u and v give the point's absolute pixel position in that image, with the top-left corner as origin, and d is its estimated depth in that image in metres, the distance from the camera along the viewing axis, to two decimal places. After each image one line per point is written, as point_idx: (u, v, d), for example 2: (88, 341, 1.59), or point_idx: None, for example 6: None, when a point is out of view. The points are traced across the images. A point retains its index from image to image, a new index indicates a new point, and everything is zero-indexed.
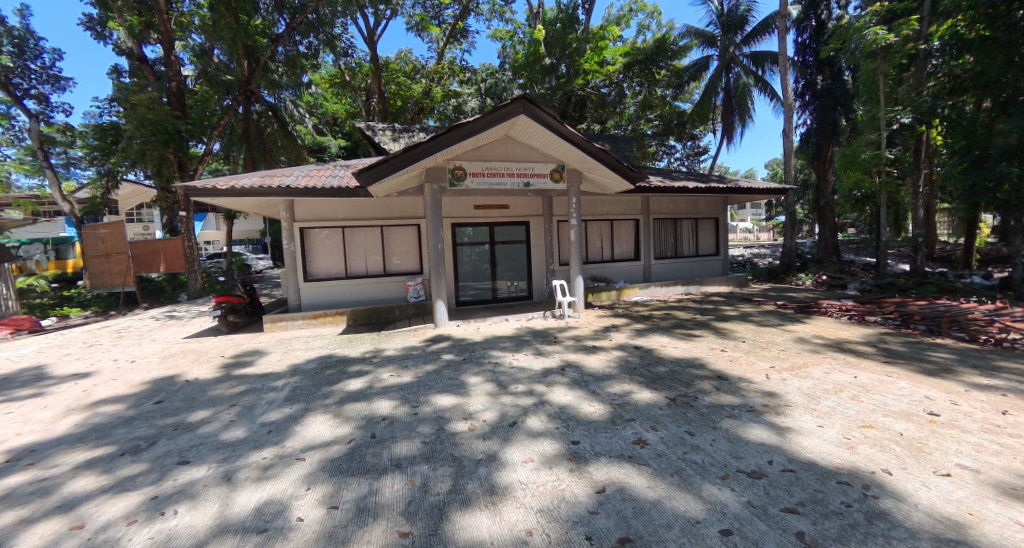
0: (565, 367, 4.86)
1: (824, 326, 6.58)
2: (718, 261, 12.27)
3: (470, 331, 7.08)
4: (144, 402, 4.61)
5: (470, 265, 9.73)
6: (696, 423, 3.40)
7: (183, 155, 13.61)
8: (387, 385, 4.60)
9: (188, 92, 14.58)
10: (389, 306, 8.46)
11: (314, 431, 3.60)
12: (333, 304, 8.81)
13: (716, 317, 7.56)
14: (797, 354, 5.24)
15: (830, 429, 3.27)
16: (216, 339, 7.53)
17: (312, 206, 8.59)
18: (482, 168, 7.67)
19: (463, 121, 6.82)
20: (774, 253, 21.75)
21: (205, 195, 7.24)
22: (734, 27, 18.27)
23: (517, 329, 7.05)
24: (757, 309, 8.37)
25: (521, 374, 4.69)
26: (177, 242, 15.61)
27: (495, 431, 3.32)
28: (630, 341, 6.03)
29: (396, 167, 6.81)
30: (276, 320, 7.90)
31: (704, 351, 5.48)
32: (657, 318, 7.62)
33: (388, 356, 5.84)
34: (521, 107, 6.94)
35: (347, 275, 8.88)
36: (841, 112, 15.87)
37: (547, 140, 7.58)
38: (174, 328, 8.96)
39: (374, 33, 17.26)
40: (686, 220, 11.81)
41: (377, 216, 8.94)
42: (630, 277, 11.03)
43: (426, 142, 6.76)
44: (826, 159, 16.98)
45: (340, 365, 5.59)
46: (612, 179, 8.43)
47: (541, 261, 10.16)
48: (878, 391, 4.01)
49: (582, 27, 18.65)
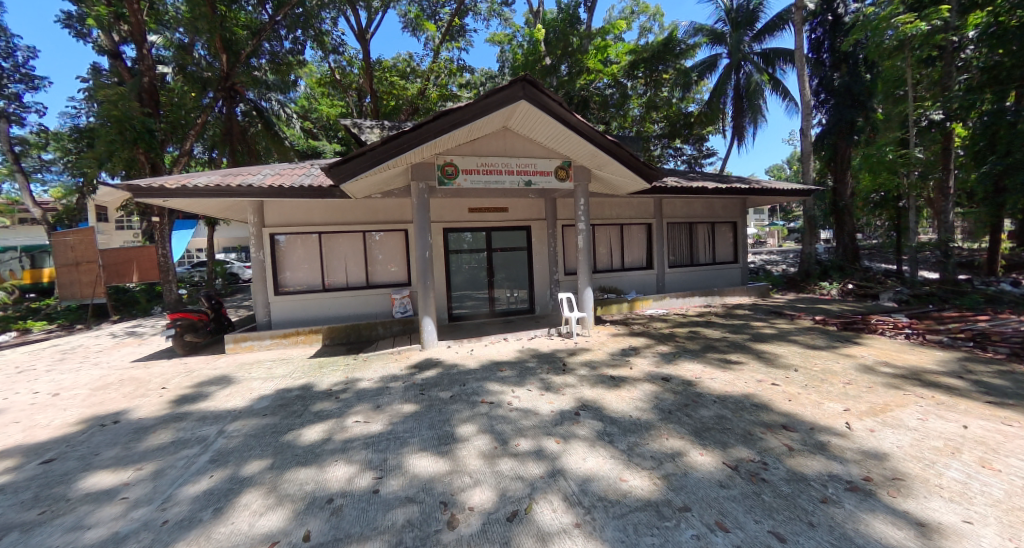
0: (580, 410, 3.79)
1: (884, 350, 5.53)
2: (737, 269, 11.24)
3: (463, 354, 6.03)
4: (27, 459, 3.48)
5: (466, 275, 8.69)
6: (784, 515, 2.31)
7: (155, 156, 12.48)
8: (351, 437, 3.49)
9: (164, 89, 13.51)
10: (371, 323, 7.39)
11: (230, 519, 2.47)
12: (307, 321, 7.72)
13: (751, 337, 6.49)
14: (872, 390, 4.17)
15: (986, 527, 2.18)
16: (167, 364, 6.42)
17: (283, 210, 7.55)
18: (477, 164, 6.64)
19: (454, 107, 5.76)
20: (786, 260, 20.79)
21: (153, 196, 6.21)
22: (745, 22, 17.39)
23: (519, 352, 5.98)
24: (794, 325, 7.33)
25: (525, 420, 3.61)
26: (151, 250, 14.66)
27: (487, 532, 2.21)
28: (658, 370, 4.95)
29: (374, 161, 5.75)
30: (240, 340, 6.82)
31: (752, 384, 4.41)
32: (683, 338, 6.55)
33: (361, 389, 4.74)
34: (522, 90, 5.90)
35: (324, 287, 7.83)
36: (859, 110, 15.06)
37: (551, 132, 6.55)
38: (127, 349, 7.85)
39: (366, 31, 16.47)
40: (702, 224, 10.78)
41: (359, 219, 7.90)
42: (643, 287, 9.99)
43: (409, 131, 5.70)
44: (843, 160, 16.17)
45: (299, 401, 4.48)
46: (625, 177, 7.43)
47: (545, 269, 9.14)
48: (1010, 452, 2.95)
49: (585, 26, 17.85)
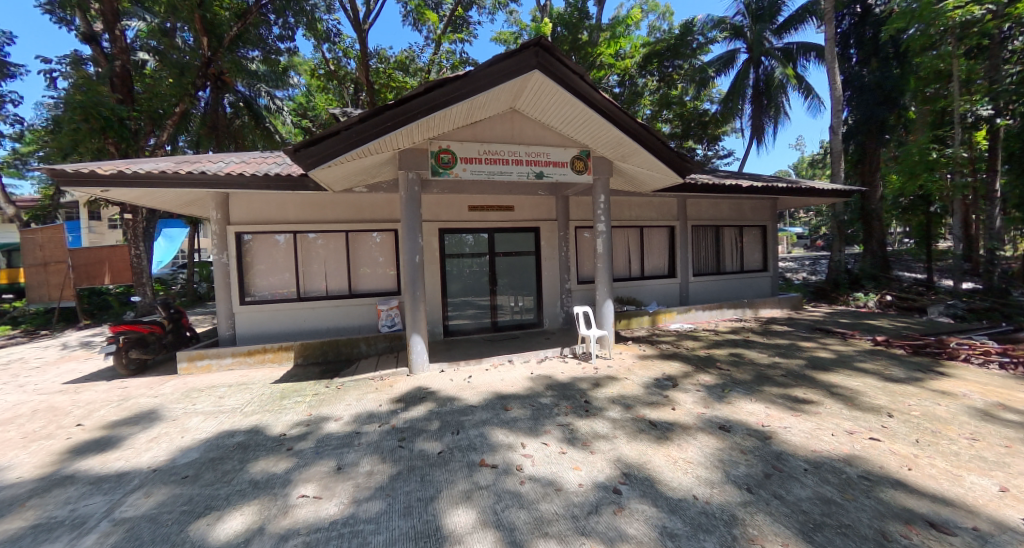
0: (622, 486, 2.65)
1: (986, 387, 4.42)
2: (766, 279, 10.14)
3: (459, 382, 4.92)
4: None
5: (465, 283, 7.59)
6: None
7: (126, 147, 11.29)
8: (287, 531, 2.33)
9: (140, 78, 12.40)
10: (352, 339, 6.28)
11: None
12: (277, 335, 6.62)
13: (810, 366, 5.36)
14: (1014, 452, 3.05)
15: None
16: (102, 388, 5.32)
17: (253, 204, 6.47)
18: (478, 152, 5.55)
19: (450, 77, 4.64)
20: (805, 267, 19.65)
21: (83, 185, 5.12)
22: (767, 15, 16.35)
23: (528, 381, 4.88)
24: (852, 347, 6.22)
25: (546, 505, 2.47)
26: (124, 250, 13.62)
27: None
28: (711, 414, 3.83)
29: (351, 143, 4.66)
30: (195, 359, 5.75)
31: (845, 440, 3.29)
32: (726, 365, 5.43)
33: (325, 435, 3.62)
34: (535, 57, 4.79)
35: (299, 296, 6.74)
36: (890, 108, 13.99)
37: (569, 113, 5.45)
38: (69, 365, 6.74)
39: (363, 22, 15.43)
40: (729, 228, 9.67)
41: (341, 218, 6.83)
42: (664, 298, 8.87)
43: (394, 106, 4.58)
44: (872, 161, 15.17)
45: (239, 454, 3.34)
46: (653, 171, 6.33)
47: (554, 277, 8.03)
48: None
49: (594, 20, 16.80)
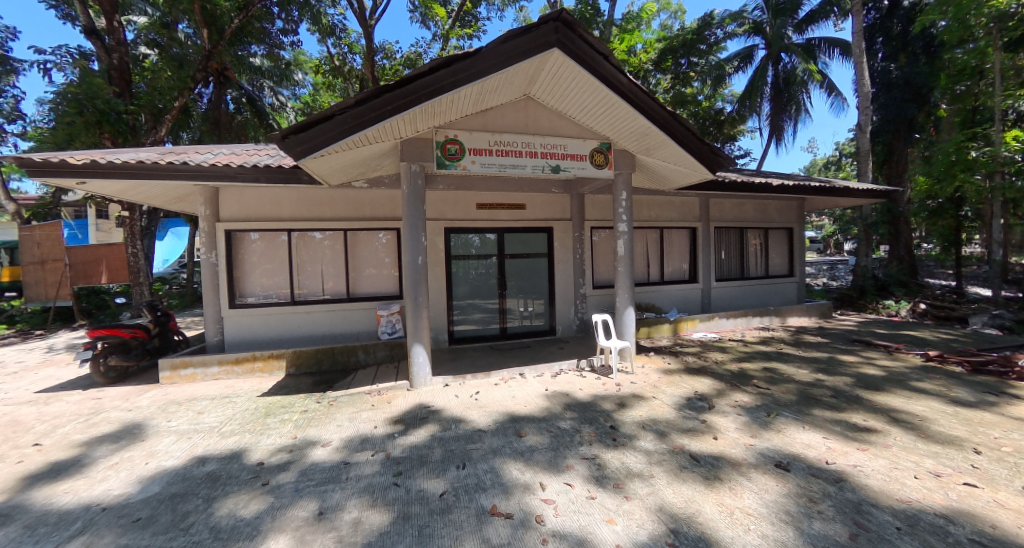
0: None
1: None
2: (792, 284, 9.51)
3: (465, 399, 4.39)
4: None
5: (472, 286, 7.07)
6: None
7: (124, 142, 10.91)
8: None
9: (141, 73, 12.02)
10: (348, 347, 5.78)
11: None
12: (269, 342, 6.13)
13: (859, 385, 4.76)
14: None
15: None
16: (75, 399, 4.85)
17: (245, 200, 6.00)
18: (489, 143, 5.02)
19: (458, 55, 4.12)
20: (823, 272, 18.90)
21: (55, 175, 4.66)
22: (788, 9, 15.69)
23: (542, 399, 4.33)
24: (901, 362, 5.59)
25: None
26: (122, 248, 13.14)
27: None
28: (761, 445, 3.26)
29: (347, 128, 4.16)
30: (179, 368, 5.28)
31: (936, 486, 2.69)
32: (763, 383, 4.85)
33: (309, 466, 3.09)
34: (555, 33, 4.23)
35: (293, 300, 6.25)
36: (919, 104, 13.30)
37: (589, 99, 4.90)
38: (49, 370, 6.29)
39: (369, 17, 15.01)
40: (753, 230, 9.06)
41: (340, 215, 6.34)
42: (685, 305, 8.28)
43: (394, 87, 4.07)
44: (899, 161, 14.46)
45: (205, 490, 2.81)
46: (681, 166, 5.76)
47: (567, 281, 7.48)
48: None
49: (608, 16, 16.23)
